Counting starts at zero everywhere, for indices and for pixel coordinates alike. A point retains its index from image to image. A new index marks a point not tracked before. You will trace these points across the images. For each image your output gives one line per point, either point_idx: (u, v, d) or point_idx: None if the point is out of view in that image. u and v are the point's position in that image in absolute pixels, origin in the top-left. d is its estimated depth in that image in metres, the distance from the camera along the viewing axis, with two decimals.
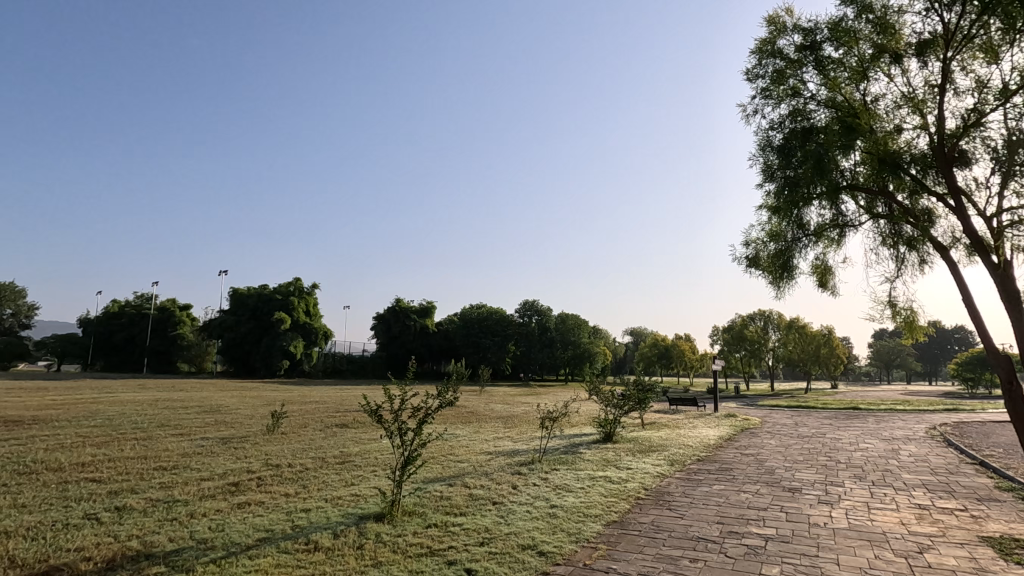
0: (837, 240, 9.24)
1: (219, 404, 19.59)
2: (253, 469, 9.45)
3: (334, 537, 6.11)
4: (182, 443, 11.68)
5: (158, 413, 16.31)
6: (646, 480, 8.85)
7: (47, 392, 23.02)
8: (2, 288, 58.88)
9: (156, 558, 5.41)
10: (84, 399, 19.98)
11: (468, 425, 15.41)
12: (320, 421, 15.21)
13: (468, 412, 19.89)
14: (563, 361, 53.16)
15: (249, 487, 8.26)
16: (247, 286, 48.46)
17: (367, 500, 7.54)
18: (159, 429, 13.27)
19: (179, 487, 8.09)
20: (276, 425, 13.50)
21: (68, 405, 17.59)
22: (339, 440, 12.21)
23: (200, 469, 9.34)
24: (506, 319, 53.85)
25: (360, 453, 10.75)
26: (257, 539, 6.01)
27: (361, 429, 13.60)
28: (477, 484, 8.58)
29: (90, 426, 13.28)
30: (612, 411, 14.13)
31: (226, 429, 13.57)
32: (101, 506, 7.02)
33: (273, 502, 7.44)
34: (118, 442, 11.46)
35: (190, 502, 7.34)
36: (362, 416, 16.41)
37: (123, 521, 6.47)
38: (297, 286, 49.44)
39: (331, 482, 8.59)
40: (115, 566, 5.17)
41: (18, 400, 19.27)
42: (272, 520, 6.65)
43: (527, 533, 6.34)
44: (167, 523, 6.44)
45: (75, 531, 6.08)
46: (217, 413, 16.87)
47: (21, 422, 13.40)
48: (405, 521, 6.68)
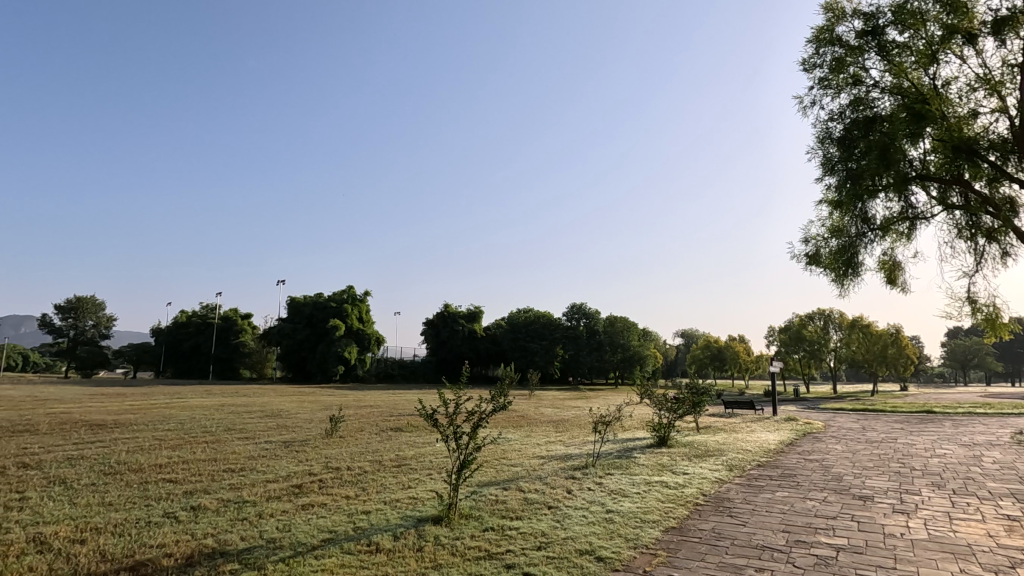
0: (907, 233, 8.79)
1: (280, 409, 20.43)
2: (315, 472, 9.78)
3: (394, 539, 6.24)
4: (248, 446, 12.25)
5: (224, 417, 17.16)
6: (704, 486, 8.61)
7: (125, 398, 24.67)
8: (84, 301, 63.38)
9: (231, 556, 5.69)
10: (157, 404, 21.22)
11: (520, 430, 15.44)
12: (375, 425, 15.61)
13: (519, 416, 19.90)
14: (613, 365, 52.45)
15: (311, 488, 8.58)
16: (303, 294, 50.39)
17: (425, 503, 7.68)
18: (226, 433, 13.97)
19: (246, 488, 8.47)
20: (334, 429, 13.95)
21: (144, 410, 18.72)
22: (395, 444, 12.48)
23: (266, 471, 9.78)
24: (554, 323, 53.76)
25: (415, 456, 10.97)
26: (321, 539, 6.22)
27: (415, 434, 13.84)
28: (532, 488, 8.58)
29: (165, 429, 14.11)
30: (665, 415, 13.81)
31: (287, 433, 14.12)
32: (179, 505, 7.45)
33: (334, 504, 7.69)
34: (190, 444, 12.14)
35: (258, 503, 7.68)
36: (416, 420, 16.75)
37: (198, 519, 6.84)
38: (350, 293, 50.95)
39: (389, 485, 8.78)
40: (193, 562, 5.48)
41: (100, 405, 20.67)
42: (335, 521, 6.87)
43: (585, 537, 6.29)
44: (238, 523, 6.76)
45: (157, 528, 6.47)
46: (278, 417, 17.60)
47: (104, 426, 14.39)
48: (462, 524, 6.76)
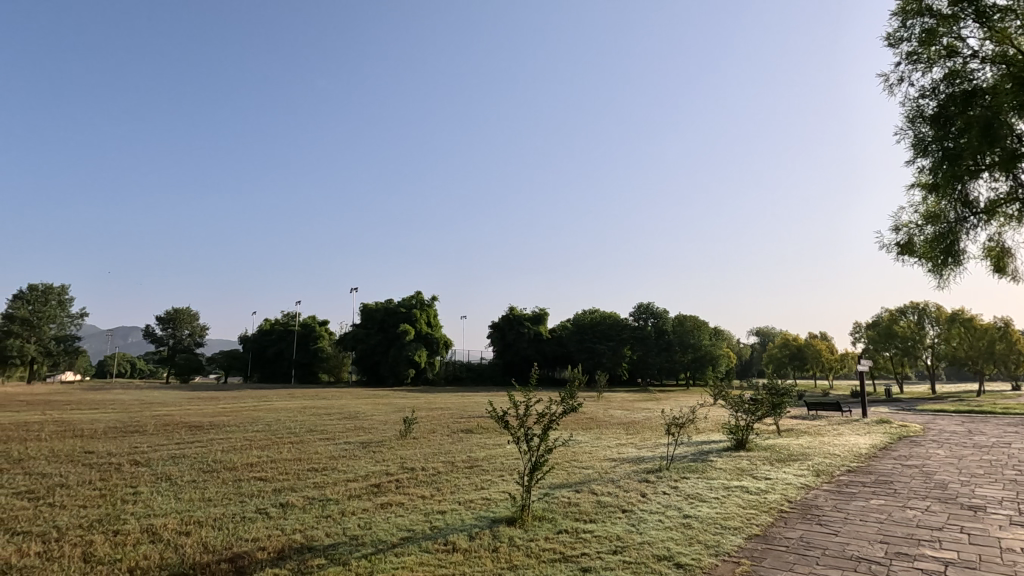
0: (1017, 216, 7.94)
1: (357, 411, 21.34)
2: (392, 472, 10.13)
3: (470, 539, 6.33)
4: (329, 446, 12.88)
5: (306, 419, 18.12)
6: (790, 492, 8.14)
7: (219, 401, 26.62)
8: (181, 311, 68.93)
9: (317, 551, 5.98)
10: (246, 407, 22.72)
11: (590, 432, 15.30)
12: (447, 427, 15.99)
13: (588, 418, 19.72)
14: (683, 365, 50.86)
15: (389, 488, 8.86)
16: (375, 301, 52.47)
17: (498, 504, 7.75)
18: (309, 434, 14.76)
19: (328, 487, 8.88)
20: (408, 431, 14.42)
21: (235, 413, 20.15)
22: (467, 446, 12.69)
23: (346, 471, 10.25)
24: (620, 323, 52.91)
25: (486, 458, 11.10)
26: (401, 537, 6.42)
27: (485, 435, 14.04)
28: (606, 491, 8.44)
29: (255, 430, 15.10)
30: (743, 417, 13.23)
31: (365, 435, 14.73)
32: (269, 502, 7.93)
33: (412, 503, 7.93)
34: (276, 445, 12.93)
35: (340, 501, 8.03)
36: (485, 422, 17.01)
37: (287, 516, 7.24)
38: (418, 298, 52.50)
39: (462, 485, 8.94)
40: (285, 556, 5.81)
41: (198, 408, 22.44)
42: (413, 520, 7.07)
43: (662, 543, 6.12)
44: (323, 519, 7.11)
45: (250, 523, 6.91)
46: (355, 419, 18.41)
47: (202, 427, 15.59)
48: (536, 526, 6.77)
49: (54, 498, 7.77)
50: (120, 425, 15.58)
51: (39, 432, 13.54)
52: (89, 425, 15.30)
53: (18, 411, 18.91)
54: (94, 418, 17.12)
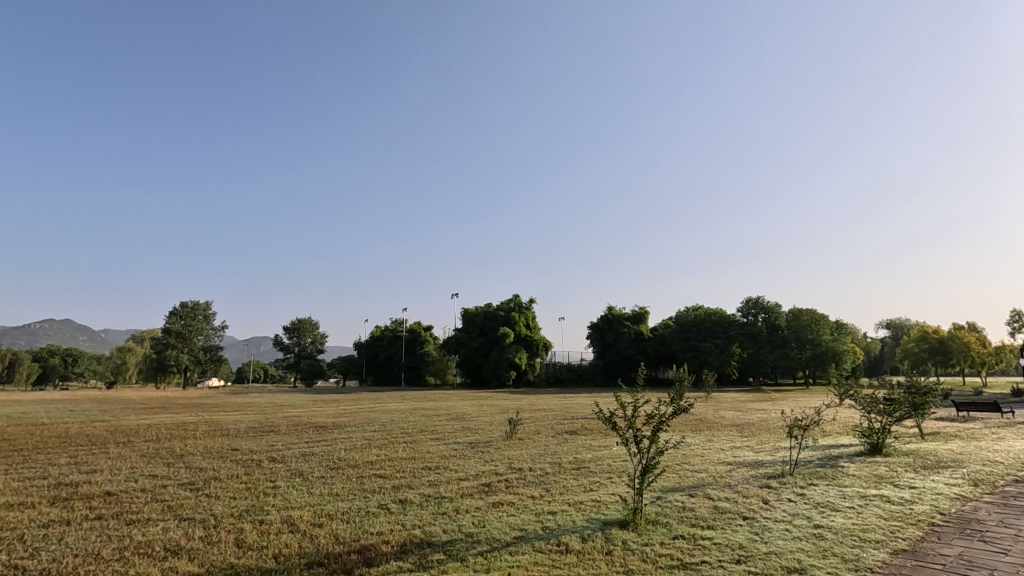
0: None
1: (463, 412, 22.06)
2: (500, 471, 10.34)
3: (583, 541, 6.28)
4: (440, 445, 13.45)
5: (417, 420, 19.06)
6: (942, 504, 7.20)
7: (339, 402, 28.77)
8: (303, 321, 75.38)
9: (436, 546, 6.23)
10: (363, 409, 24.32)
11: (701, 433, 14.66)
12: (551, 427, 16.05)
13: (697, 419, 18.84)
14: (801, 363, 47.06)
15: (499, 488, 9.03)
16: (475, 305, 54.08)
17: (609, 506, 7.61)
18: (421, 434, 15.49)
19: (443, 485, 9.26)
20: (513, 431, 14.68)
21: (354, 414, 21.68)
22: (572, 447, 12.63)
23: (458, 470, 10.61)
24: (728, 320, 50.18)
25: (594, 459, 10.96)
26: (514, 536, 6.52)
27: (591, 436, 13.90)
28: (723, 496, 8.00)
29: (372, 430, 16.13)
30: (878, 420, 11.91)
31: (473, 435, 15.20)
32: (390, 498, 8.40)
33: (522, 503, 8.01)
34: (392, 444, 13.69)
35: (455, 499, 8.33)
36: (590, 423, 16.82)
37: (406, 512, 7.64)
38: (516, 301, 53.37)
39: (571, 487, 8.88)
40: (407, 550, 6.12)
41: (322, 409, 24.39)
42: (524, 520, 7.14)
43: (791, 554, 5.69)
44: (440, 516, 7.42)
45: (374, 517, 7.39)
46: (462, 420, 19.03)
47: (327, 427, 16.94)
48: (650, 530, 6.56)
49: (211, 490, 8.81)
50: (258, 425, 17.33)
51: (194, 431, 15.43)
52: (233, 425, 17.17)
53: (179, 412, 21.66)
54: (237, 418, 19.18)
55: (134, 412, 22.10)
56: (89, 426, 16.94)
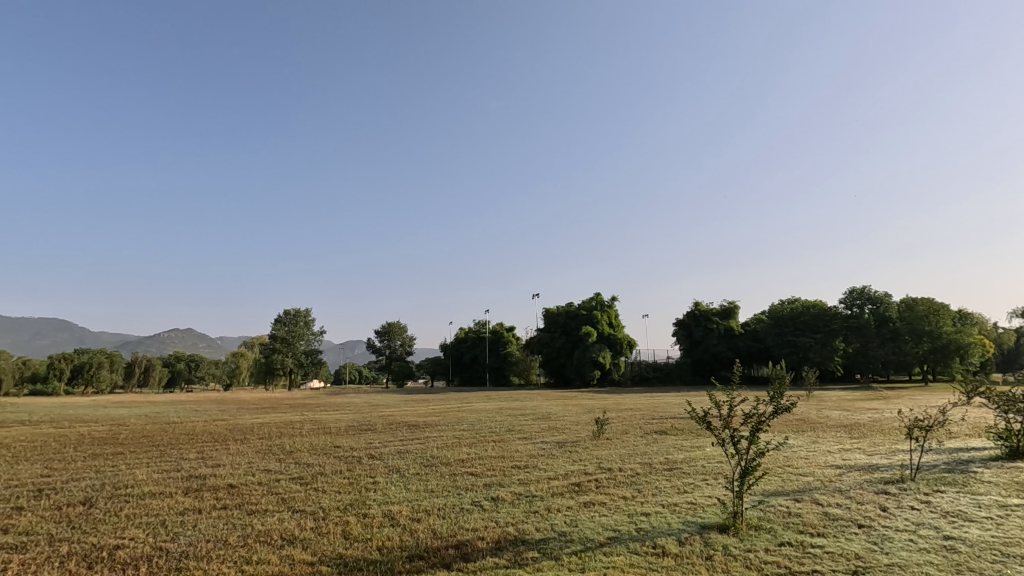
0: None
1: (549, 411, 22.06)
2: (590, 471, 10.24)
3: (680, 544, 6.08)
4: (528, 445, 13.52)
5: (504, 419, 19.29)
6: None
7: (430, 402, 29.81)
8: (393, 325, 79.00)
9: (530, 544, 6.29)
10: (452, 408, 24.96)
11: (804, 434, 13.71)
12: (639, 427, 15.65)
13: (799, 419, 17.63)
14: (918, 358, 42.62)
15: (589, 487, 8.96)
16: (557, 305, 54.08)
17: (706, 509, 7.30)
18: (507, 433, 15.67)
19: (533, 484, 9.33)
20: (601, 431, 14.48)
21: (443, 413, 22.36)
22: (663, 447, 12.27)
23: (547, 469, 10.64)
24: (829, 312, 46.67)
25: (687, 460, 10.56)
26: (607, 537, 6.44)
27: (682, 436, 13.43)
28: (833, 502, 7.44)
29: (461, 429, 16.56)
30: (1016, 420, 10.56)
31: (560, 435, 15.14)
32: (483, 496, 8.60)
33: (614, 504, 7.88)
34: (480, 443, 13.97)
35: (546, 498, 8.37)
36: (681, 423, 16.22)
37: (499, 509, 7.78)
38: (598, 300, 52.84)
39: (663, 488, 8.62)
40: (503, 546, 6.23)
41: (413, 409, 25.34)
42: (617, 521, 7.03)
43: (918, 567, 5.19)
44: (532, 514, 7.49)
45: (468, 514, 7.58)
46: (549, 419, 19.03)
47: (419, 426, 17.61)
48: (753, 536, 6.24)
49: (318, 484, 9.44)
50: (355, 423, 18.35)
51: (300, 429, 16.58)
52: (333, 423, 18.30)
53: (286, 412, 23.39)
54: (338, 418, 20.35)
55: (248, 412, 24.08)
56: (211, 424, 18.69)
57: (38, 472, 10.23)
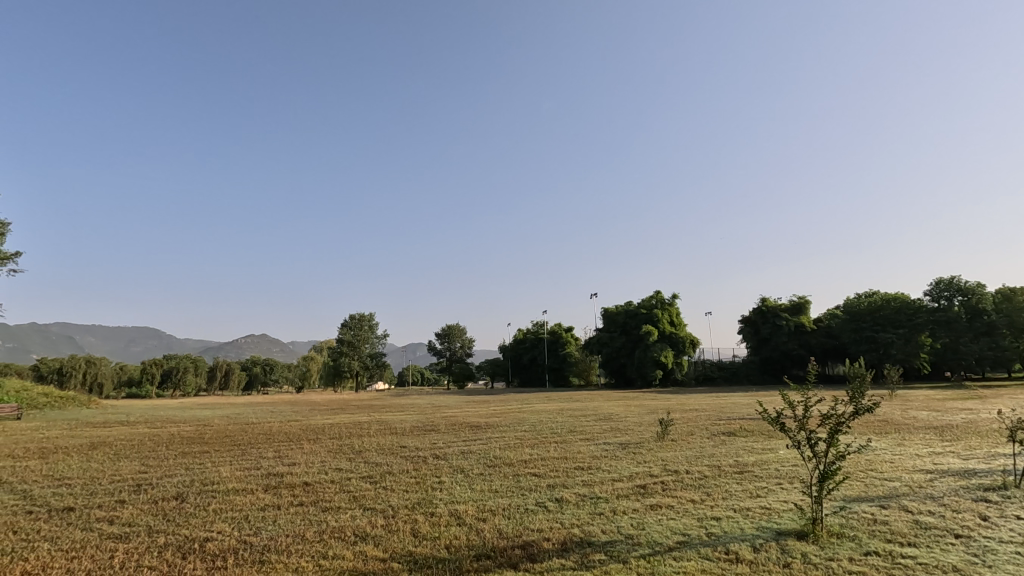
0: None
1: (612, 413, 21.74)
2: (656, 473, 10.01)
3: (754, 550, 5.84)
4: (591, 446, 13.39)
5: (566, 420, 19.25)
6: None
7: (490, 403, 30.21)
8: (453, 328, 80.60)
9: (596, 546, 6.23)
10: (513, 409, 25.17)
11: (888, 436, 12.82)
12: (706, 429, 15.14)
13: (882, 420, 16.55)
14: (1018, 353, 38.93)
15: (655, 490, 8.76)
16: (616, 304, 53.45)
17: (782, 515, 6.97)
18: (570, 434, 15.61)
19: (597, 485, 9.23)
20: (665, 432, 14.12)
21: (504, 414, 22.59)
22: (732, 449, 11.82)
23: (611, 470, 10.48)
24: (912, 306, 43.48)
25: (758, 463, 10.12)
26: (676, 541, 6.26)
27: (752, 438, 12.90)
28: (925, 509, 6.90)
29: (523, 430, 16.64)
30: None
31: (623, 435, 14.91)
32: (546, 496, 8.59)
33: (682, 506, 7.67)
34: (543, 444, 13.95)
35: (610, 499, 8.26)
36: (750, 424, 15.57)
37: (563, 510, 7.75)
38: (658, 298, 51.77)
39: (735, 492, 8.29)
40: (569, 548, 6.20)
41: (475, 410, 25.73)
42: (687, 525, 6.83)
43: None
44: (597, 516, 7.40)
45: (533, 514, 7.59)
46: (611, 421, 18.79)
47: (481, 426, 17.86)
48: (835, 543, 5.89)
49: (386, 483, 9.74)
50: (420, 424, 18.84)
51: (368, 429, 17.23)
52: (399, 424, 18.85)
53: (355, 413, 24.32)
54: (404, 419, 20.98)
55: (320, 413, 25.25)
56: (287, 424, 19.76)
57: (137, 468, 11.14)
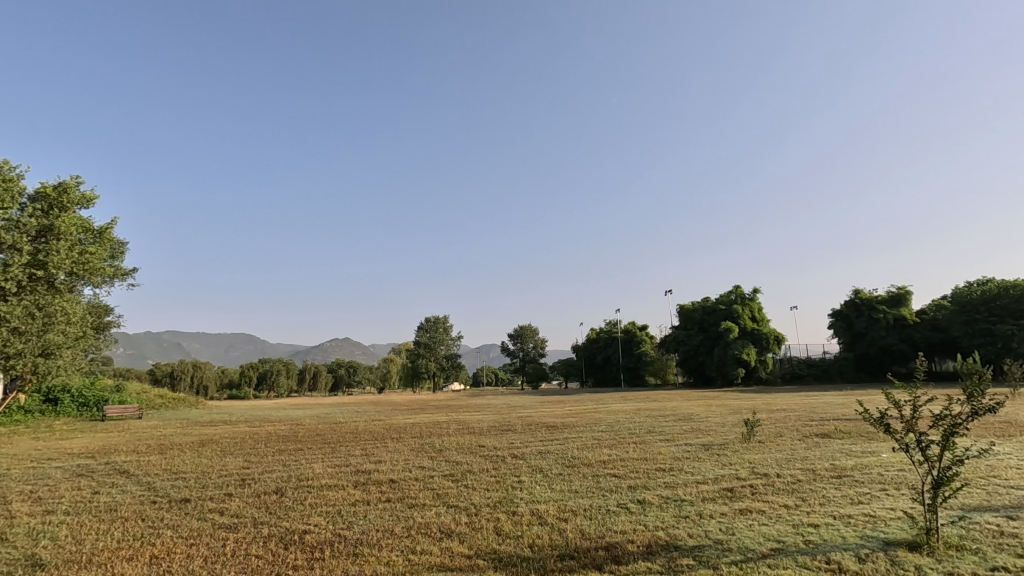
0: None
1: (692, 412, 21.01)
2: (743, 476, 9.54)
3: (859, 561, 5.43)
4: (672, 447, 13.00)
5: (644, 420, 18.88)
6: None
7: (565, 404, 30.04)
8: (525, 329, 81.34)
9: (683, 550, 6.05)
10: (589, 409, 24.94)
11: (1012, 440, 11.51)
12: (798, 430, 14.30)
13: (1004, 422, 14.87)
14: None
15: (744, 493, 8.37)
16: (692, 301, 51.80)
17: (889, 524, 6.44)
18: (649, 434, 15.26)
19: (680, 487, 8.94)
20: (752, 433, 13.47)
21: (581, 414, 22.41)
22: (828, 451, 11.06)
23: (695, 472, 10.10)
24: None
25: (858, 467, 9.38)
26: (771, 548, 5.94)
27: (850, 440, 12.03)
28: None
29: (600, 430, 16.44)
30: None
31: (706, 436, 14.38)
32: (628, 498, 8.43)
33: (776, 512, 7.27)
34: (622, 444, 13.71)
35: (695, 502, 7.98)
36: (847, 425, 14.55)
37: (646, 512, 7.58)
38: (739, 293, 49.55)
39: (833, 498, 7.75)
40: (654, 551, 6.05)
41: (551, 410, 25.68)
42: (781, 531, 6.48)
43: None
44: (682, 519, 7.17)
45: (616, 516, 7.47)
46: (692, 421, 18.18)
47: (557, 427, 17.84)
48: (954, 557, 5.35)
49: (468, 481, 9.95)
50: (496, 424, 19.12)
51: (448, 428, 17.71)
52: (477, 424, 19.18)
53: (434, 413, 25.03)
54: (481, 418, 21.35)
55: (401, 413, 26.22)
56: (371, 423, 20.71)
57: (241, 464, 12.08)
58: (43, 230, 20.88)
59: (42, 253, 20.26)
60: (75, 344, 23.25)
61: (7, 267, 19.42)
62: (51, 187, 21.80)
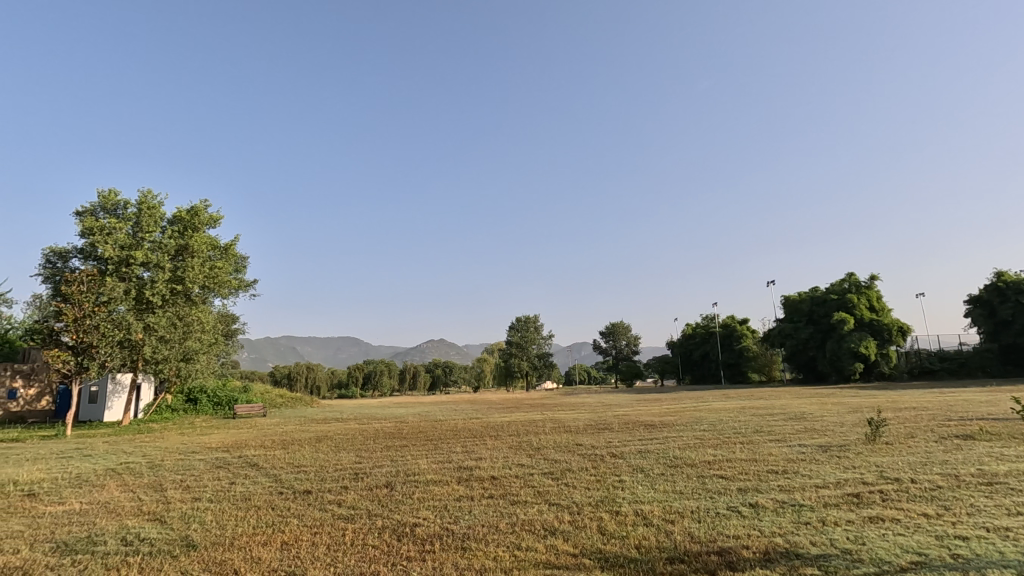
0: None
1: (805, 411, 19.52)
2: (870, 481, 8.71)
3: None
4: (784, 448, 12.13)
5: (750, 419, 17.84)
6: None
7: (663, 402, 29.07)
8: (617, 325, 80.21)
9: (806, 559, 5.61)
10: (688, 408, 23.89)
11: None
12: (931, 430, 12.84)
13: None
14: None
15: (873, 500, 7.62)
16: (798, 292, 48.23)
17: None
18: (757, 434, 14.36)
19: (797, 491, 8.32)
20: (876, 433, 12.28)
21: (680, 413, 21.63)
22: (972, 455, 9.79)
23: (812, 475, 9.37)
24: None
25: (1012, 474, 8.22)
26: (910, 561, 5.36)
27: (999, 442, 10.61)
28: None
29: (702, 430, 15.74)
30: None
31: (822, 436, 13.31)
32: (739, 501, 7.98)
33: (913, 521, 6.55)
34: (728, 445, 12.99)
35: (817, 508, 7.39)
36: (992, 425, 12.83)
37: (761, 516, 7.13)
38: (852, 282, 45.43)
39: (983, 507, 6.86)
40: (773, 559, 5.68)
41: (648, 409, 24.98)
42: (921, 542, 5.83)
43: None
44: (803, 526, 6.66)
45: (726, 520, 7.09)
46: (805, 420, 16.85)
47: (656, 426, 17.31)
48: None
49: (568, 480, 9.92)
50: (592, 422, 18.91)
51: (544, 427, 17.76)
52: (572, 423, 19.08)
53: (529, 411, 25.28)
54: (576, 417, 21.19)
55: (496, 411, 26.76)
56: (469, 422, 21.26)
57: (353, 459, 12.87)
58: (180, 249, 23.67)
59: (179, 270, 23.14)
60: (210, 349, 25.99)
61: (154, 283, 22.20)
62: (185, 210, 24.55)
